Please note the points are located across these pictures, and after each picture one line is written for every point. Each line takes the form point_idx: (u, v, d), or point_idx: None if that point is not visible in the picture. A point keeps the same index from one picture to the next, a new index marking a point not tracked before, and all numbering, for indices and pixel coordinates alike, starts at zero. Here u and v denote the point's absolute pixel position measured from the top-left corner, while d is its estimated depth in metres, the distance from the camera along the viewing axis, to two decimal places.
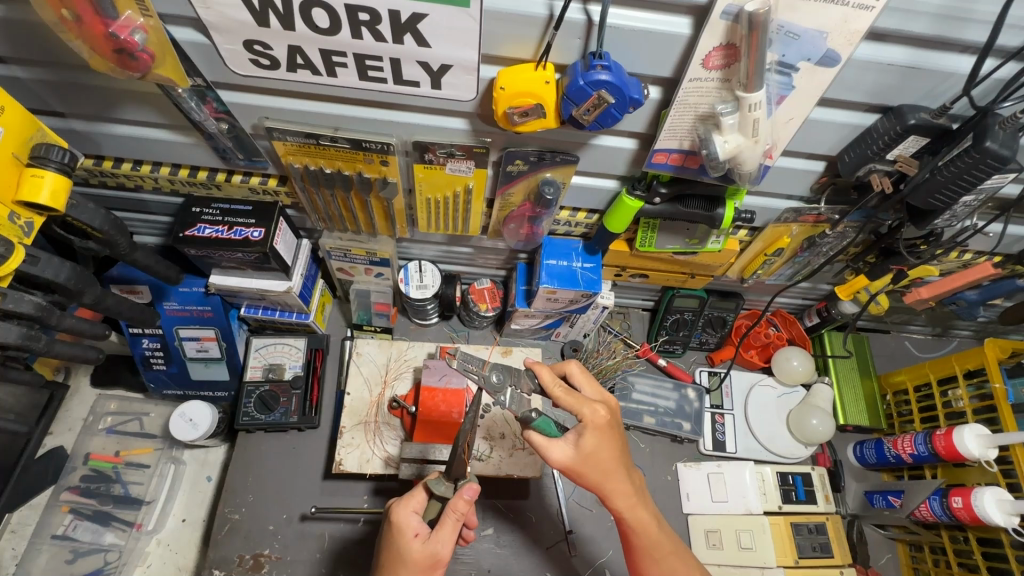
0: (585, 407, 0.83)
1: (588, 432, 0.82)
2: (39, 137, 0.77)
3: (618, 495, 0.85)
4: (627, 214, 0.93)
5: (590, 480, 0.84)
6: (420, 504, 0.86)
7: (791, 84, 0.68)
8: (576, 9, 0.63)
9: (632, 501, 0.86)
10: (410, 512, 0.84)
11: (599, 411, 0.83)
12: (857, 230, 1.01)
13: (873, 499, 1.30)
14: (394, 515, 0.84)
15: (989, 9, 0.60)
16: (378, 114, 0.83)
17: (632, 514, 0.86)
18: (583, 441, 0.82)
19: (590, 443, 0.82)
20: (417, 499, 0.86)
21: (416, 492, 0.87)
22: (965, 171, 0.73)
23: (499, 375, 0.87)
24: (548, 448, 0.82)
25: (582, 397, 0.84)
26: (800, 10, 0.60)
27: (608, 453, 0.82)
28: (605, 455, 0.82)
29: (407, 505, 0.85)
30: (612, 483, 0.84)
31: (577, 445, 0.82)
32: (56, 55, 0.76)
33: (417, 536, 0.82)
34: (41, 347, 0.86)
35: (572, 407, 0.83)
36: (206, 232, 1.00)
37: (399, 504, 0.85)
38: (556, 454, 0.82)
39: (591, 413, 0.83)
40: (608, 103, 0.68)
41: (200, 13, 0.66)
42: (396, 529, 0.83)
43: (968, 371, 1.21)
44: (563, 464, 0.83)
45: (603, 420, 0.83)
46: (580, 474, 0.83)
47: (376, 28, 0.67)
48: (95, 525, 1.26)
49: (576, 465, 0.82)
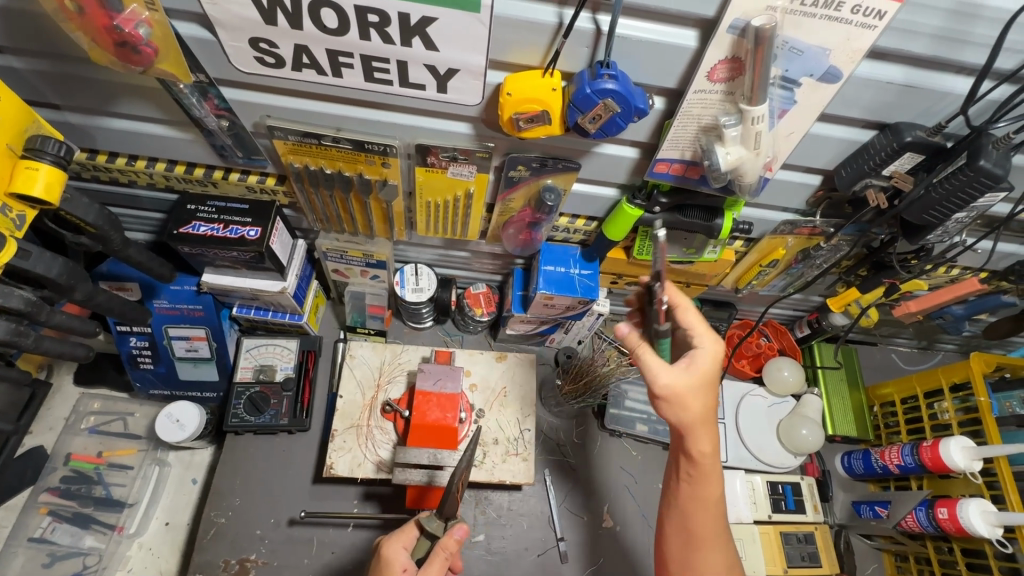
0: (711, 335, 0.81)
1: (704, 358, 0.79)
2: (34, 128, 0.76)
3: (705, 440, 0.81)
4: (626, 222, 0.94)
5: (683, 416, 0.79)
6: (409, 540, 0.87)
7: (793, 98, 0.69)
8: (586, 18, 0.64)
9: (712, 450, 0.82)
10: (399, 547, 0.86)
11: (720, 345, 0.81)
12: (851, 244, 1.03)
13: (860, 509, 1.33)
14: (384, 550, 0.86)
15: (986, 33, 0.61)
16: (381, 116, 0.83)
17: (710, 464, 0.82)
18: (699, 364, 0.78)
19: (700, 370, 0.78)
20: (407, 536, 0.87)
21: (406, 529, 0.88)
22: (959, 189, 0.75)
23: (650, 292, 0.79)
24: (659, 370, 0.77)
25: (703, 326, 0.82)
26: (804, 26, 0.61)
27: (711, 391, 0.80)
28: (708, 394, 0.79)
29: (399, 540, 0.86)
30: (703, 427, 0.80)
31: (687, 370, 0.78)
32: (54, 46, 0.74)
33: (403, 570, 0.83)
34: (29, 343, 0.84)
35: (696, 331, 0.81)
36: (201, 230, 0.99)
37: (389, 539, 0.87)
38: (661, 380, 0.77)
39: (712, 343, 0.80)
40: (614, 112, 0.68)
41: (207, 10, 0.65)
42: (385, 563, 0.84)
43: (954, 384, 1.23)
44: (664, 391, 0.78)
45: (716, 355, 0.80)
46: (677, 406, 0.78)
47: (385, 31, 0.67)
48: (74, 528, 1.23)
49: (680, 394, 0.78)
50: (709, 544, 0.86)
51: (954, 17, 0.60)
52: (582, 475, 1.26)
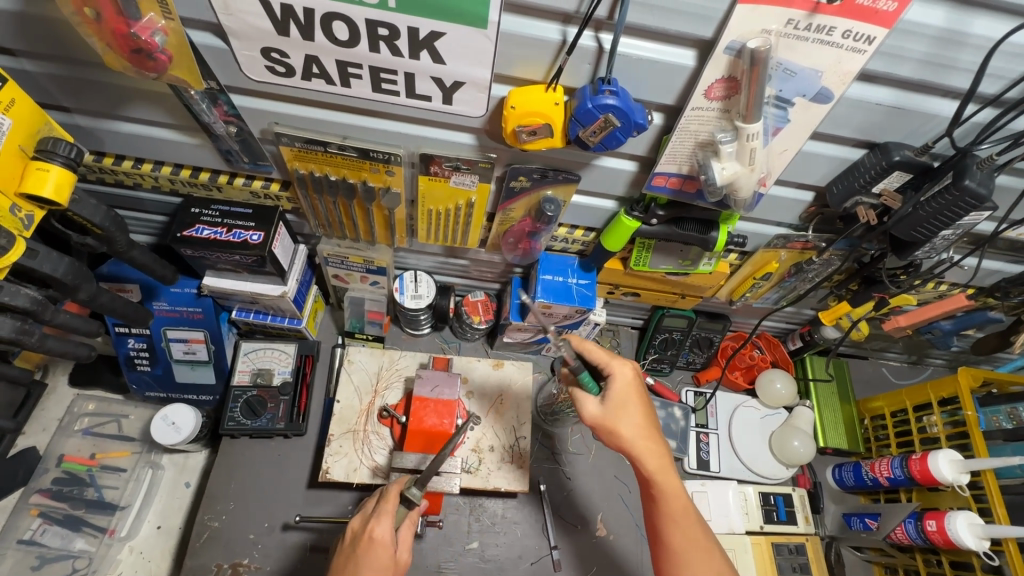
0: (618, 362, 0.92)
1: (618, 386, 0.90)
2: (45, 130, 0.77)
3: (646, 459, 0.88)
4: (624, 234, 0.96)
5: (620, 441, 0.89)
6: (393, 516, 0.90)
7: (787, 117, 0.71)
8: (589, 37, 0.66)
9: (663, 464, 0.89)
10: (389, 525, 0.89)
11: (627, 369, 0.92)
12: (842, 259, 1.05)
13: (851, 521, 1.35)
14: (376, 532, 0.88)
15: (970, 59, 0.64)
16: (386, 125, 0.85)
17: (663, 477, 0.88)
18: (613, 393, 0.90)
19: (617, 398, 0.90)
20: (391, 514, 0.90)
21: (389, 504, 0.90)
22: (946, 207, 0.78)
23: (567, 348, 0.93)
24: (581, 403, 0.91)
25: (613, 354, 0.93)
26: (798, 48, 0.64)
27: (638, 412, 0.90)
28: (631, 420, 0.89)
29: (388, 518, 0.89)
30: (643, 446, 0.89)
31: (609, 398, 0.90)
32: (70, 51, 0.76)
33: (393, 547, 0.88)
34: (32, 342, 0.85)
35: (605, 360, 0.92)
36: (204, 233, 1.00)
37: (376, 520, 0.89)
38: (586, 409, 0.91)
39: (620, 368, 0.92)
40: (614, 126, 0.71)
41: (221, 19, 0.67)
42: (380, 545, 0.87)
43: (942, 398, 1.26)
44: (594, 419, 0.90)
45: (628, 377, 0.91)
46: (609, 433, 0.90)
47: (394, 44, 0.69)
48: (65, 531, 1.23)
49: (606, 422, 0.89)
50: (688, 554, 0.87)
51: (941, 44, 0.63)
52: (577, 484, 1.27)
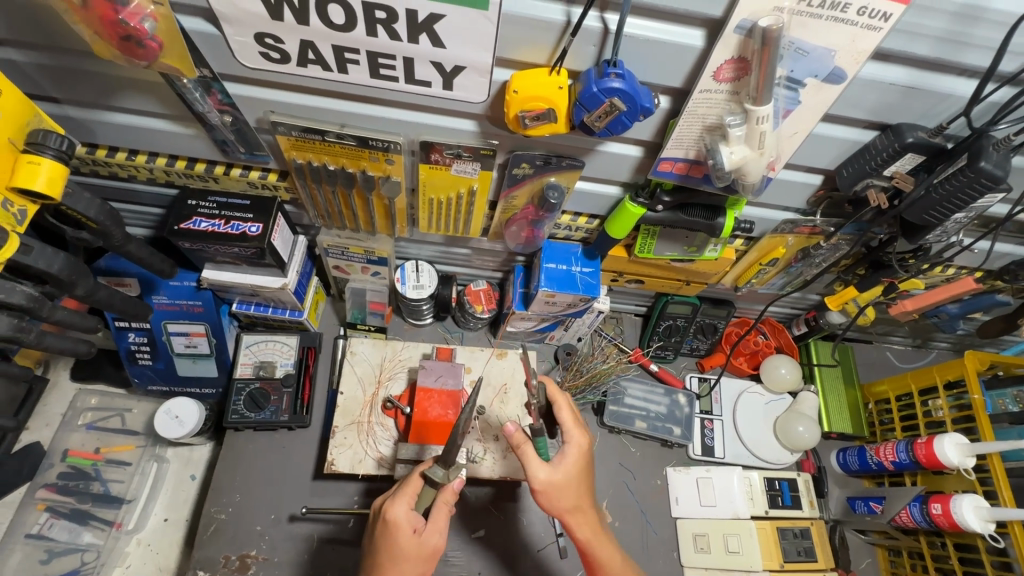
0: (578, 430, 0.92)
1: (573, 452, 0.90)
2: (35, 122, 0.75)
3: (581, 525, 0.92)
4: (629, 220, 0.95)
5: (564, 506, 0.90)
6: (414, 497, 0.87)
7: (798, 99, 0.69)
8: (593, 17, 0.64)
9: (597, 532, 0.93)
10: (406, 508, 0.86)
11: (586, 437, 0.92)
12: (850, 243, 1.03)
13: (855, 505, 1.34)
14: (390, 512, 0.86)
15: (989, 36, 0.62)
16: (383, 112, 0.83)
17: (597, 546, 0.92)
18: (567, 458, 0.90)
19: (571, 465, 0.90)
20: (410, 494, 0.87)
21: (409, 486, 0.87)
22: (959, 190, 0.75)
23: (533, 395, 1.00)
24: (535, 466, 0.88)
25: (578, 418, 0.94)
26: (810, 27, 0.62)
27: (582, 485, 0.91)
28: (571, 492, 0.90)
29: (405, 500, 0.86)
30: (579, 516, 0.91)
31: (556, 470, 0.89)
32: (58, 39, 0.74)
33: (412, 529, 0.86)
34: (28, 340, 0.84)
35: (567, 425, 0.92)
36: (202, 225, 0.99)
37: (393, 502, 0.87)
38: (537, 471, 0.88)
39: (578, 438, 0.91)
40: (620, 111, 0.69)
41: (212, 4, 0.65)
42: (393, 525, 0.85)
43: (948, 382, 1.25)
44: (543, 486, 0.88)
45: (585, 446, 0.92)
46: (555, 498, 0.89)
47: (392, 27, 0.66)
48: (72, 525, 1.21)
49: (557, 484, 0.89)
50: None
51: (959, 20, 0.61)
52: None
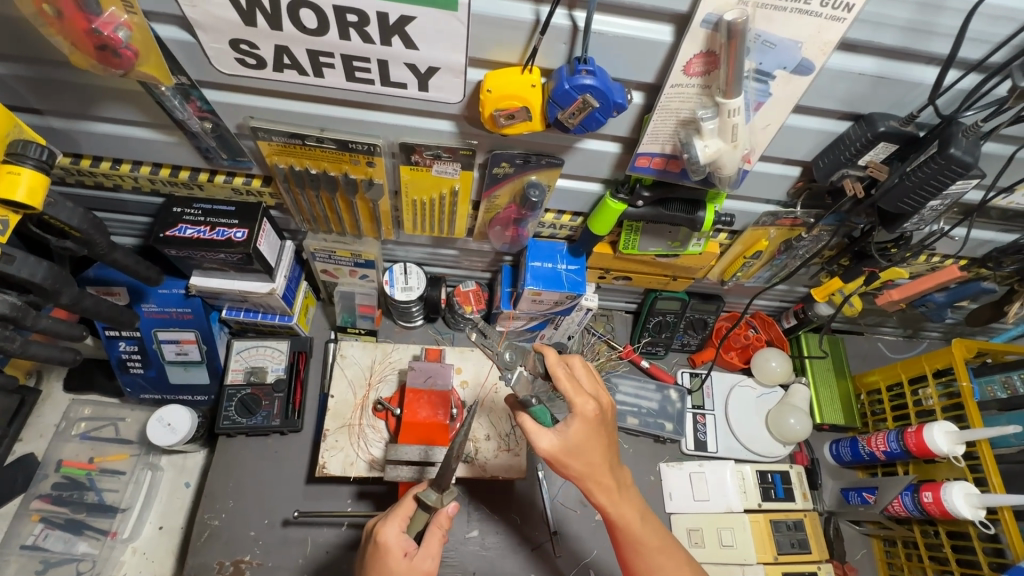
0: (579, 397, 0.82)
1: (577, 422, 0.82)
2: (16, 133, 0.75)
3: (599, 491, 0.86)
4: (610, 217, 0.95)
5: (577, 473, 0.84)
6: (405, 520, 0.86)
7: (768, 91, 0.70)
8: (562, 15, 0.65)
9: (614, 496, 0.87)
10: (398, 530, 0.84)
11: (590, 404, 0.82)
12: (832, 234, 1.04)
13: (849, 496, 1.35)
14: (382, 534, 0.84)
15: (951, 23, 0.63)
16: (363, 115, 0.83)
17: (615, 508, 0.87)
18: (570, 429, 0.82)
19: (580, 434, 0.82)
20: (403, 517, 0.86)
21: (401, 509, 0.86)
22: (932, 177, 0.76)
23: (511, 354, 0.93)
24: (535, 435, 0.82)
25: (578, 387, 0.84)
26: (775, 20, 0.63)
27: (597, 448, 0.83)
28: (588, 455, 0.83)
29: (396, 522, 0.85)
30: (597, 480, 0.85)
31: (565, 439, 0.81)
32: (37, 51, 0.75)
33: (403, 553, 0.82)
34: (14, 348, 0.84)
35: (569, 395, 0.83)
36: (187, 232, 0.99)
37: (384, 523, 0.85)
38: (542, 441, 0.82)
39: (582, 405, 0.82)
40: (593, 107, 0.69)
41: (186, 12, 0.66)
42: (384, 547, 0.83)
43: (937, 370, 1.26)
44: (549, 454, 0.82)
45: (593, 412, 0.82)
46: (567, 466, 0.83)
47: (364, 30, 0.67)
48: (67, 534, 1.22)
49: (564, 457, 0.82)
50: None
51: (922, 9, 0.62)
52: None
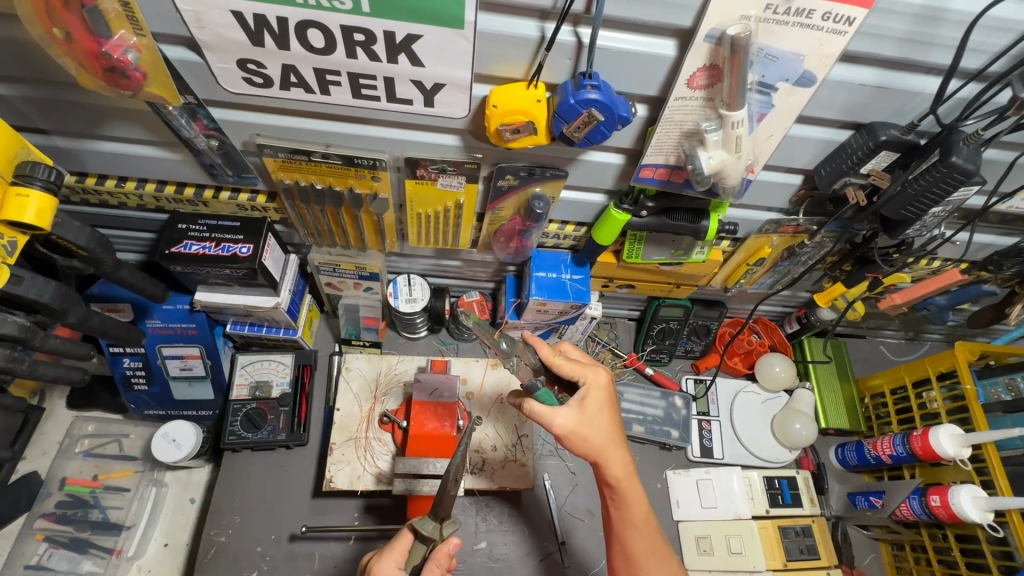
0: (591, 367, 0.87)
1: (592, 392, 0.86)
2: (23, 154, 0.76)
3: (615, 463, 0.86)
4: (615, 227, 0.96)
5: (593, 446, 0.85)
6: (403, 554, 0.84)
7: (771, 102, 0.71)
8: (567, 32, 0.65)
9: (627, 470, 0.87)
10: (395, 564, 0.83)
11: (600, 373, 0.88)
12: (834, 241, 1.05)
13: (855, 500, 1.35)
14: (377, 569, 0.83)
15: (951, 35, 0.64)
16: (367, 131, 0.84)
17: (627, 483, 0.87)
18: (588, 400, 0.85)
19: (595, 402, 0.85)
20: (400, 550, 0.84)
21: (399, 543, 0.85)
22: (934, 184, 0.77)
23: (508, 343, 0.86)
24: (551, 415, 0.83)
25: (584, 363, 0.88)
26: (776, 34, 0.64)
27: (609, 419, 0.86)
28: (605, 420, 0.85)
29: (394, 557, 0.84)
30: (611, 452, 0.85)
31: (582, 411, 0.84)
32: (46, 73, 0.75)
33: None
34: (23, 369, 0.84)
35: (577, 372, 0.87)
36: (193, 248, 0.99)
37: (382, 556, 0.84)
38: (558, 419, 0.83)
39: (594, 375, 0.87)
40: (598, 121, 0.70)
41: (195, 33, 0.66)
42: None
43: (940, 373, 1.26)
44: (566, 429, 0.83)
45: (603, 382, 0.87)
46: (585, 438, 0.84)
47: (371, 48, 0.68)
48: (72, 553, 1.21)
49: (580, 428, 0.84)
50: (649, 562, 0.90)
51: (921, 21, 0.62)
52: (582, 477, 1.27)
